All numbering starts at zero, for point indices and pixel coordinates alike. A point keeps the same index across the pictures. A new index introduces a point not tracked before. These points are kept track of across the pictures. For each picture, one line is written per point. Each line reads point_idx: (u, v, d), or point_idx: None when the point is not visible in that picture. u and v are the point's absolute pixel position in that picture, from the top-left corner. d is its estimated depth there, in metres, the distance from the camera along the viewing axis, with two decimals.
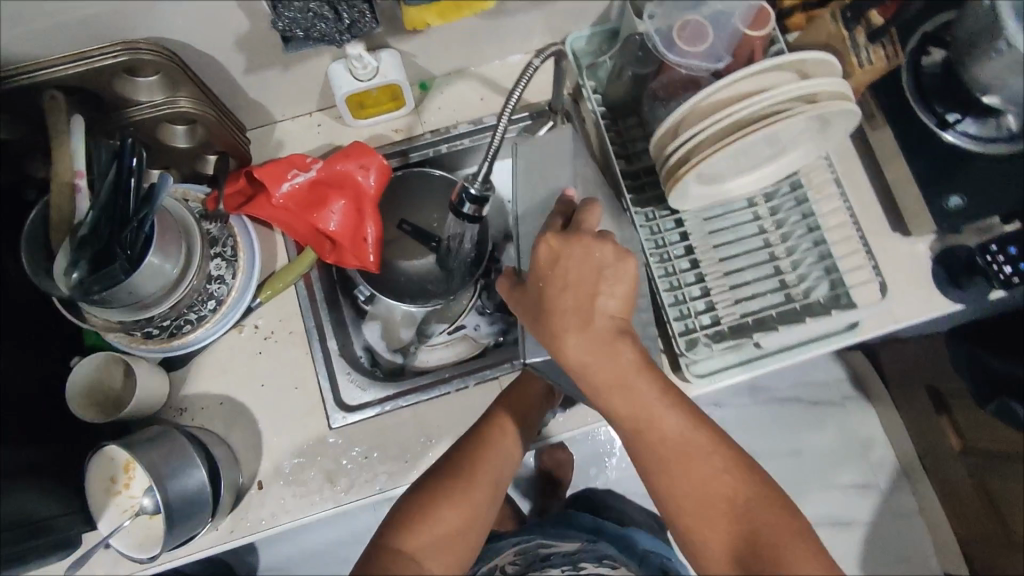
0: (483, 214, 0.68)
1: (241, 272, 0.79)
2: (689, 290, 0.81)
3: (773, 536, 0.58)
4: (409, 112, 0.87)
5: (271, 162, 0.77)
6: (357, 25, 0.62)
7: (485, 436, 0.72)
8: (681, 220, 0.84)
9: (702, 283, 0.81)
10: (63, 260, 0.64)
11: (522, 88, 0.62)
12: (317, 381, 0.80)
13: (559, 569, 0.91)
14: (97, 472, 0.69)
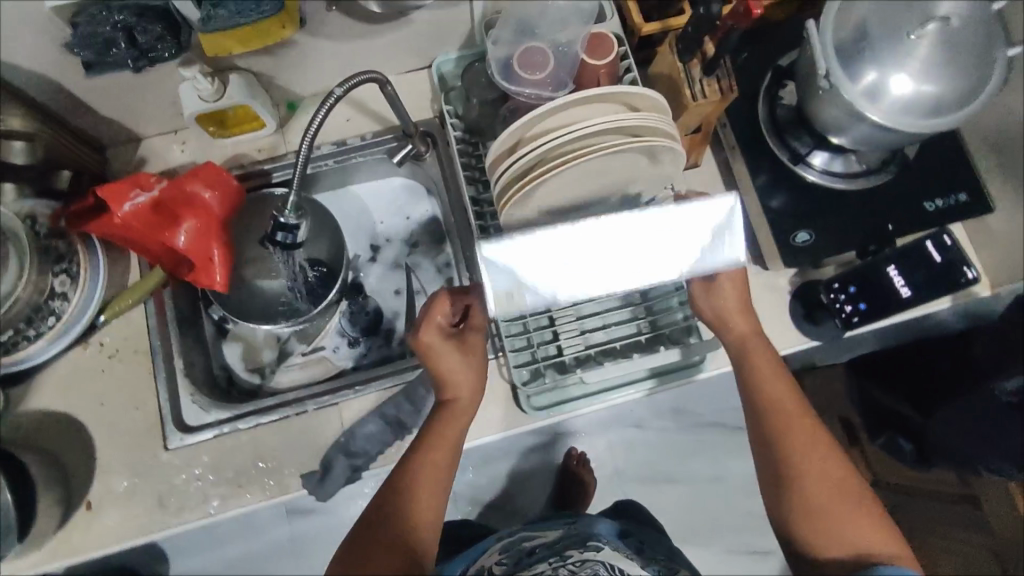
0: (297, 241, 0.70)
1: (82, 289, 0.79)
2: (536, 321, 0.81)
3: (783, 426, 0.73)
4: (273, 131, 0.87)
5: (114, 181, 0.77)
6: (153, 52, 0.69)
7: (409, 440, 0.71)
8: None
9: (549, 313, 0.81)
10: None
11: (323, 116, 0.64)
12: (158, 402, 0.80)
13: (548, 561, 0.92)
14: None
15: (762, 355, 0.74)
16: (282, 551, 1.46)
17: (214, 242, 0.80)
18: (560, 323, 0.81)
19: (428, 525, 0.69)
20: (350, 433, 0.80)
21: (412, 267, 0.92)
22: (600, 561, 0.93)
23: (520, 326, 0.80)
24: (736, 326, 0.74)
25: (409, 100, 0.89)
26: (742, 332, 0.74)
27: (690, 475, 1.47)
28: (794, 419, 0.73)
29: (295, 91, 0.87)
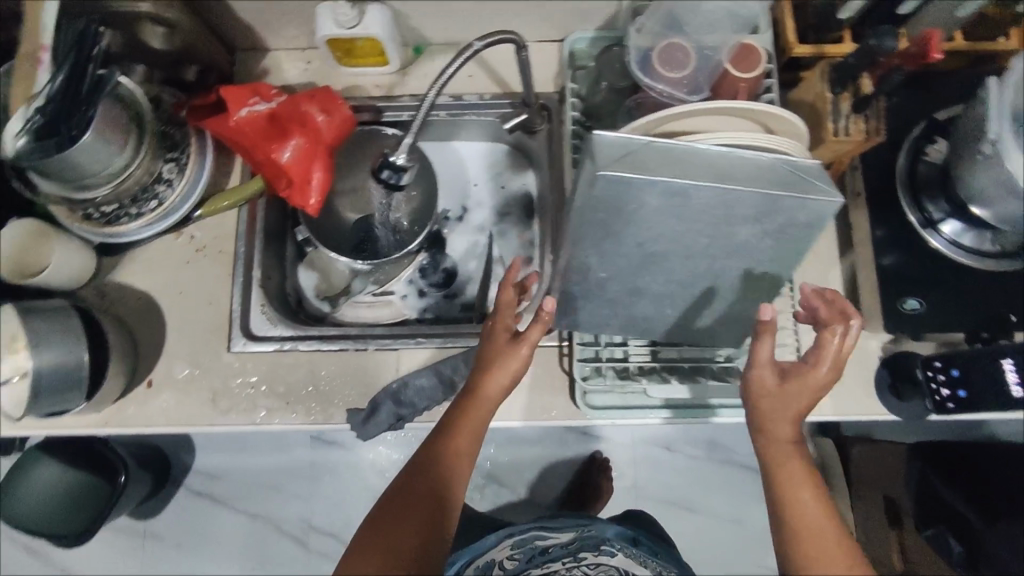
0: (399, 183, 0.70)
1: (188, 180, 0.81)
2: (609, 347, 0.79)
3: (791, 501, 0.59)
4: (394, 71, 0.87)
5: (239, 85, 0.80)
6: None
7: (448, 424, 0.67)
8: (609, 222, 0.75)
9: (625, 346, 0.79)
10: (17, 124, 0.70)
11: (455, 67, 0.65)
12: (230, 303, 0.83)
13: (561, 561, 0.97)
14: None
15: (795, 467, 0.60)
16: (297, 473, 1.52)
17: (317, 164, 0.81)
18: (632, 345, 0.79)
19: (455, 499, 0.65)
20: (404, 385, 0.78)
21: (496, 236, 0.92)
22: (612, 566, 0.97)
23: (592, 341, 0.78)
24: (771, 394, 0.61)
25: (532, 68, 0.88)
26: (772, 391, 0.61)
27: (710, 511, 1.42)
28: (823, 551, 0.57)
29: (424, 35, 0.87)
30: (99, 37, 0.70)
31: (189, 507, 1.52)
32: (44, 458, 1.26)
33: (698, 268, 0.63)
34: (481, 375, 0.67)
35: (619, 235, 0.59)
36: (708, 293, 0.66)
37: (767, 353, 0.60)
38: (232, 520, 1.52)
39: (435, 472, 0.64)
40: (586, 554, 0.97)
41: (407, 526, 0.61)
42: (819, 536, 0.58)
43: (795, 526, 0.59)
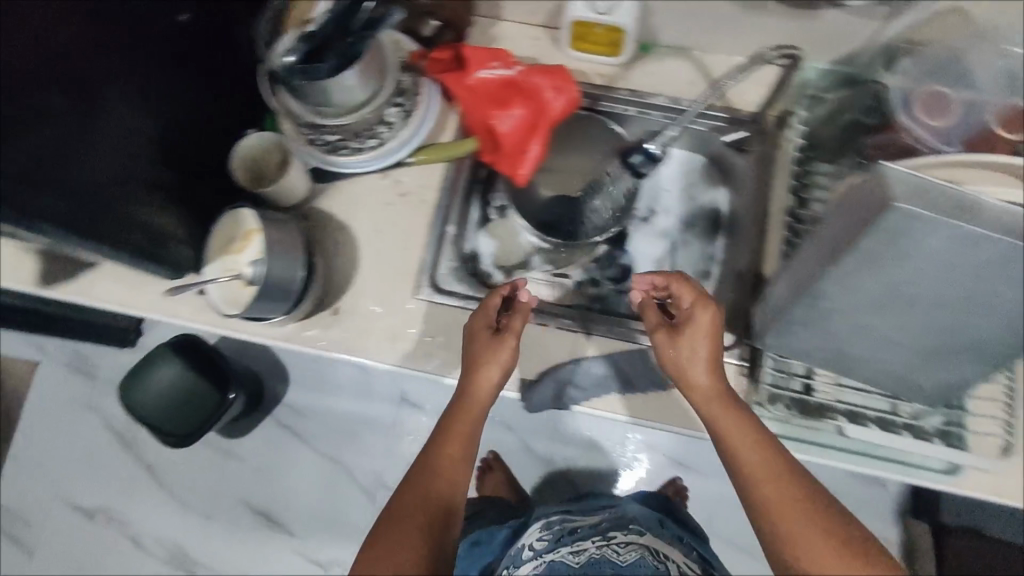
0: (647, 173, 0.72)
1: (411, 127, 0.83)
2: (792, 378, 0.77)
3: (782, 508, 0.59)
4: (620, 63, 0.89)
5: (480, 48, 0.82)
6: None
7: (446, 417, 0.71)
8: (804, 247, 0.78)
9: (808, 379, 0.77)
10: (289, 42, 0.74)
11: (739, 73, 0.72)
12: (422, 252, 0.85)
13: (591, 540, 0.92)
14: (222, 227, 0.79)
15: (762, 456, 0.62)
16: (380, 428, 1.56)
17: (535, 137, 0.84)
18: (817, 379, 0.77)
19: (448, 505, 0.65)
20: (579, 369, 0.80)
21: (678, 244, 0.93)
22: (645, 546, 0.89)
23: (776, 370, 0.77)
24: (695, 377, 0.66)
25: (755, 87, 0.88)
26: (703, 382, 0.66)
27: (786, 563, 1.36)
28: (817, 551, 0.56)
29: (657, 35, 0.88)
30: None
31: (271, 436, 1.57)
32: (169, 358, 1.33)
33: (943, 321, 0.61)
34: (469, 379, 0.72)
35: (880, 270, 0.58)
36: (934, 348, 0.64)
37: (654, 318, 0.69)
38: (309, 457, 1.56)
39: (427, 488, 0.65)
40: (616, 534, 0.92)
41: (408, 533, 0.61)
42: (809, 526, 0.57)
43: (779, 518, 0.59)
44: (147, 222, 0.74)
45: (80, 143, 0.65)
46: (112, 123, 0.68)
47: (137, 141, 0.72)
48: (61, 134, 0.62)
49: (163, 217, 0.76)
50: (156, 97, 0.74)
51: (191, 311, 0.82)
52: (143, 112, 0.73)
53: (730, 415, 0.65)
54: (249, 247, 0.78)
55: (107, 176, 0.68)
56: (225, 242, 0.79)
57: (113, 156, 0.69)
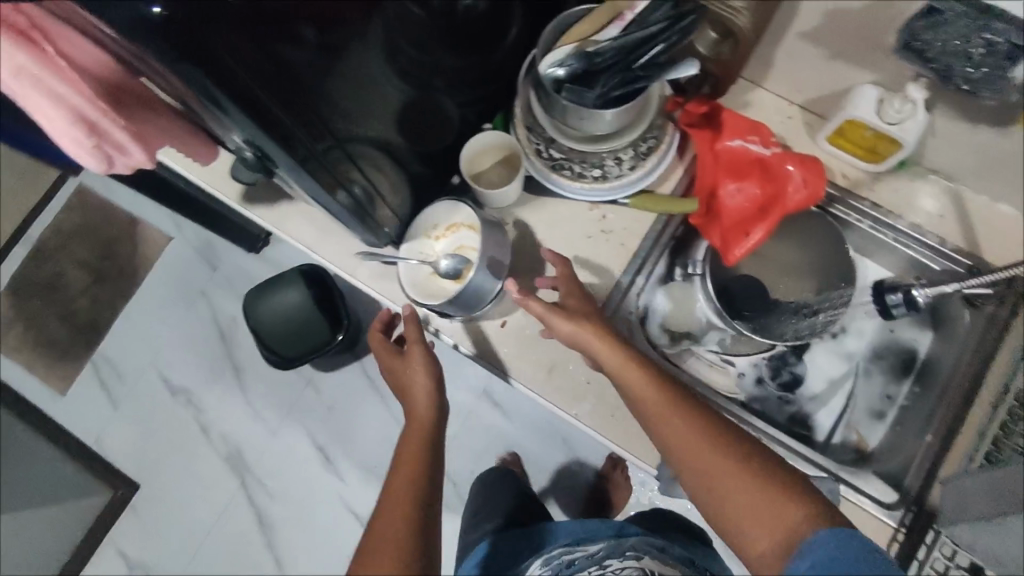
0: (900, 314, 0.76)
1: (642, 170, 0.80)
2: None
3: (694, 458, 0.64)
4: (873, 172, 0.83)
5: (742, 117, 0.79)
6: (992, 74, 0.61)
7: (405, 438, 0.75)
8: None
9: None
10: (564, 54, 0.71)
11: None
12: (606, 295, 0.82)
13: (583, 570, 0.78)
14: (431, 214, 0.81)
15: (664, 401, 0.66)
16: None
17: (762, 223, 0.80)
18: None
19: (406, 511, 0.66)
20: None
21: (860, 376, 0.88)
22: (639, 568, 0.76)
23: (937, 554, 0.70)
24: (608, 358, 0.70)
25: (1010, 243, 0.80)
26: (615, 359, 0.69)
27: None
28: (738, 486, 0.61)
29: (924, 155, 0.82)
30: (690, 31, 0.70)
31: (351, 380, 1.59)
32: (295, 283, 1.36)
33: None
34: (407, 400, 0.78)
35: None
36: None
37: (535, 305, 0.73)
38: (380, 415, 1.59)
39: (399, 502, 0.67)
40: (611, 560, 0.79)
41: (383, 521, 0.65)
42: (712, 454, 0.63)
43: (688, 454, 0.64)
44: (367, 178, 0.70)
45: (328, 93, 0.59)
46: (358, 71, 0.61)
47: (376, 94, 0.66)
48: (306, 68, 0.55)
49: (375, 176, 0.71)
50: (405, 50, 0.67)
51: (371, 275, 0.84)
52: (388, 63, 0.66)
53: (591, 330, 0.71)
54: (454, 242, 0.81)
55: (346, 128, 0.63)
56: (431, 227, 0.82)
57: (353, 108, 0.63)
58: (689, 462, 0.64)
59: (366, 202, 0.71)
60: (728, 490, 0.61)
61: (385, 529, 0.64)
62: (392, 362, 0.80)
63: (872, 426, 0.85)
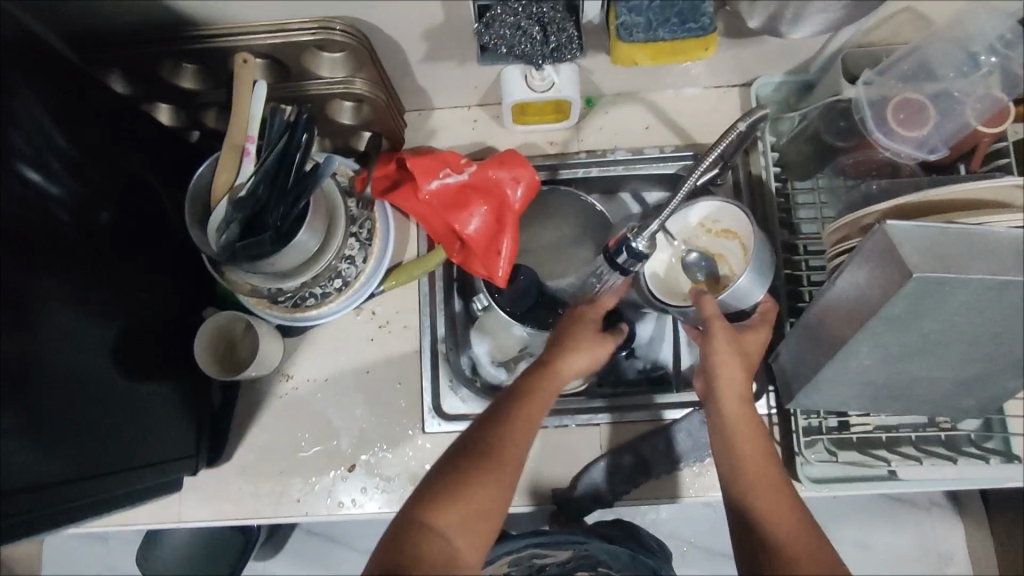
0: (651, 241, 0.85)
1: (373, 257, 0.78)
2: (825, 420, 0.74)
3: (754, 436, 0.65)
4: (570, 126, 0.84)
5: (427, 156, 0.77)
6: (562, 49, 0.58)
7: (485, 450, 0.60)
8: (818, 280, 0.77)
9: (840, 415, 0.73)
10: (219, 217, 0.68)
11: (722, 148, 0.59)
12: (420, 381, 0.80)
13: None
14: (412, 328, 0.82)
15: (744, 417, 0.65)
16: None
17: (505, 233, 0.79)
18: (852, 415, 0.73)
19: (473, 531, 0.57)
20: (612, 465, 0.77)
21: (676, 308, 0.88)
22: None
23: (809, 419, 0.74)
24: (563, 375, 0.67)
25: (713, 117, 0.84)
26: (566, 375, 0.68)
27: (884, 556, 1.20)
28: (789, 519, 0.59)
29: (599, 88, 0.84)
30: (312, 127, 0.67)
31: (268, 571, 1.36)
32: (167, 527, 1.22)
33: (983, 336, 0.57)
34: (561, 354, 0.68)
35: (901, 319, 0.55)
36: (978, 374, 0.61)
37: (585, 360, 0.69)
38: None
39: (497, 503, 0.58)
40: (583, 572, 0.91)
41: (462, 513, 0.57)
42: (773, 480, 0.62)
43: (742, 459, 0.64)
44: (69, 446, 0.61)
45: (41, 363, 0.59)
46: (55, 335, 0.61)
47: (62, 353, 0.61)
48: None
49: (63, 427, 0.60)
50: (80, 298, 0.65)
51: (197, 507, 0.79)
52: (74, 315, 0.64)
53: (723, 339, 0.67)
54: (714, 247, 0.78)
55: (29, 422, 0.56)
56: (707, 219, 0.78)
57: (56, 395, 0.60)
58: (747, 454, 0.64)
59: (54, 460, 0.59)
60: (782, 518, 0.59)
61: (453, 544, 0.56)
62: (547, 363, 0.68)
63: None
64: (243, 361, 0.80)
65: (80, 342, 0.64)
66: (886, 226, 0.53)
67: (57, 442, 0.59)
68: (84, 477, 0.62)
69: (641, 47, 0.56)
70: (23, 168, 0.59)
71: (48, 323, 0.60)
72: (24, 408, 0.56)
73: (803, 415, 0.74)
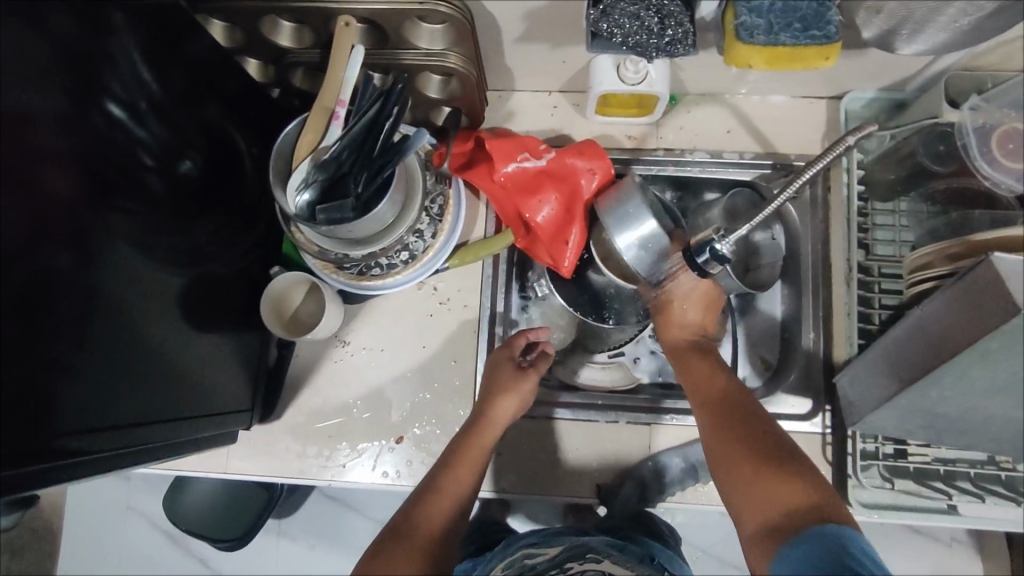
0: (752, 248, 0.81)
1: (443, 233, 0.77)
2: (883, 446, 0.73)
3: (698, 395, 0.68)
4: (651, 122, 0.83)
5: (507, 139, 0.77)
6: (675, 45, 0.57)
7: (424, 505, 0.66)
8: (890, 303, 0.76)
9: (898, 443, 0.73)
10: (299, 177, 0.69)
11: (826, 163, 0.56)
12: (474, 361, 0.80)
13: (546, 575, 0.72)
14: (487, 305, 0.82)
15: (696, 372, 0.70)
16: None
17: (575, 224, 0.79)
18: (911, 445, 0.72)
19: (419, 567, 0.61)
20: (659, 466, 0.78)
21: (738, 315, 0.87)
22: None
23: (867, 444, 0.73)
24: (494, 425, 0.72)
25: (797, 127, 0.83)
26: (497, 417, 0.72)
27: None
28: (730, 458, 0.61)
29: (685, 86, 0.82)
30: (405, 97, 0.67)
31: (280, 530, 1.36)
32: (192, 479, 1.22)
33: None
34: (486, 407, 0.73)
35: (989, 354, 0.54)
36: None
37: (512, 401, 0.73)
38: None
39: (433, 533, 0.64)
40: (572, 564, 0.73)
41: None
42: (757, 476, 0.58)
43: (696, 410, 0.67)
44: (139, 390, 0.61)
45: (112, 302, 0.59)
46: (127, 273, 0.61)
47: (136, 291, 0.62)
48: (54, 235, 0.52)
49: (134, 365, 0.61)
50: (151, 242, 0.65)
51: (244, 461, 0.80)
52: (146, 258, 0.64)
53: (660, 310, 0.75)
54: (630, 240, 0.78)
55: (104, 357, 0.57)
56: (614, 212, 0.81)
57: (126, 329, 0.60)
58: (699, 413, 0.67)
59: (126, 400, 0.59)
60: (728, 460, 0.61)
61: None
62: (478, 421, 0.72)
63: (769, 342, 0.85)
64: (307, 324, 0.81)
65: (151, 289, 0.64)
66: (992, 259, 0.54)
67: (128, 381, 0.60)
68: (157, 421, 0.63)
69: (760, 50, 0.55)
70: (108, 103, 0.59)
71: (121, 259, 0.60)
72: (104, 343, 0.57)
73: (863, 438, 0.73)
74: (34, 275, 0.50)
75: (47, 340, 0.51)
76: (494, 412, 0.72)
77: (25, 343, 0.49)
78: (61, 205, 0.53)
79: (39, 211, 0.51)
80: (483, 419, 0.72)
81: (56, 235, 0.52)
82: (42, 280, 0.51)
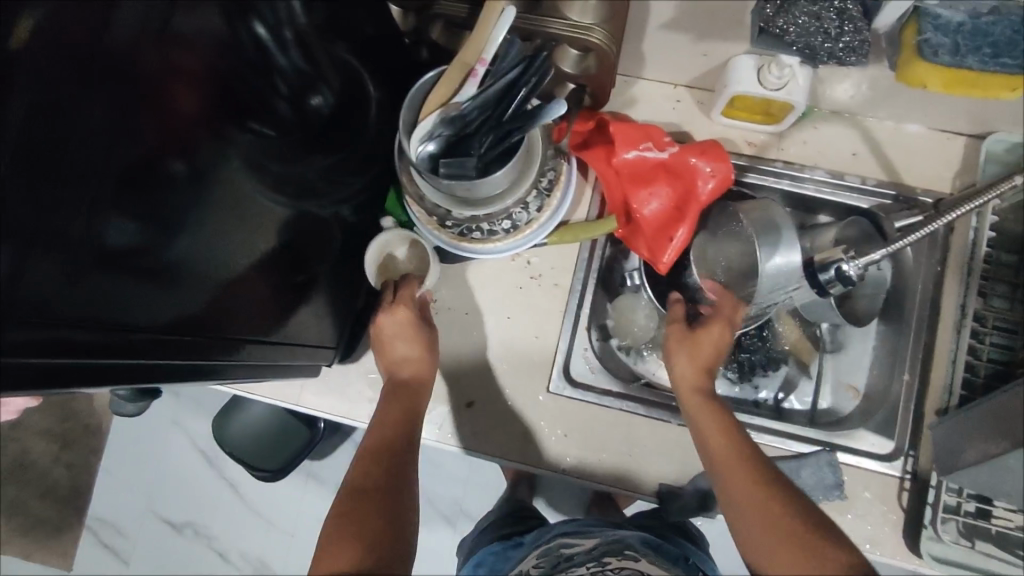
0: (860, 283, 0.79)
1: (548, 209, 0.77)
2: (965, 503, 0.70)
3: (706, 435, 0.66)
4: (776, 131, 0.81)
5: (632, 125, 0.77)
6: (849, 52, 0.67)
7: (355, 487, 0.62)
8: (997, 358, 0.73)
9: (981, 500, 0.70)
10: (425, 127, 0.68)
11: None
12: (556, 340, 0.80)
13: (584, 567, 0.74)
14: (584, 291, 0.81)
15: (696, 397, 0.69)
16: None
17: (683, 222, 0.78)
18: (996, 506, 0.69)
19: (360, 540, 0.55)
20: None
21: (826, 349, 0.85)
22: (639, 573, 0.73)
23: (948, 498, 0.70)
24: (398, 374, 0.74)
25: (930, 160, 0.79)
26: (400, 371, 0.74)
27: None
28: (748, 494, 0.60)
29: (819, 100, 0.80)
30: (547, 67, 0.66)
31: (310, 472, 1.39)
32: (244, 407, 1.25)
33: None
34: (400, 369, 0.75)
35: None
36: None
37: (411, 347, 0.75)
38: None
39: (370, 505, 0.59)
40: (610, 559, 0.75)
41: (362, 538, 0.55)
42: (769, 500, 0.59)
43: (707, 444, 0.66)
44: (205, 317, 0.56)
45: (202, 221, 0.53)
46: (230, 192, 0.56)
47: (243, 213, 0.59)
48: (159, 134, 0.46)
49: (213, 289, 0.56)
50: (267, 163, 0.61)
51: (317, 396, 0.83)
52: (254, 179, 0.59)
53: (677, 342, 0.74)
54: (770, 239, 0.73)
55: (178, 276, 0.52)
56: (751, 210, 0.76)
57: (210, 248, 0.55)
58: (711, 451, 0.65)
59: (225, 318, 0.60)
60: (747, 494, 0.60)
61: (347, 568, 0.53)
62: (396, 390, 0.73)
63: (855, 376, 0.83)
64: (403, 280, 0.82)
65: (261, 218, 0.62)
66: None
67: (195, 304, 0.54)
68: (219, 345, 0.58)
69: (940, 71, 0.66)
70: (255, 23, 0.55)
71: (230, 175, 0.56)
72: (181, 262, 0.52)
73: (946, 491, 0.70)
74: (137, 174, 0.45)
75: (146, 264, 0.48)
76: (412, 371, 0.74)
77: (118, 258, 0.45)
78: (181, 111, 0.48)
79: (164, 130, 0.47)
80: (408, 385, 0.73)
81: (161, 140, 0.47)
82: (150, 201, 0.47)
